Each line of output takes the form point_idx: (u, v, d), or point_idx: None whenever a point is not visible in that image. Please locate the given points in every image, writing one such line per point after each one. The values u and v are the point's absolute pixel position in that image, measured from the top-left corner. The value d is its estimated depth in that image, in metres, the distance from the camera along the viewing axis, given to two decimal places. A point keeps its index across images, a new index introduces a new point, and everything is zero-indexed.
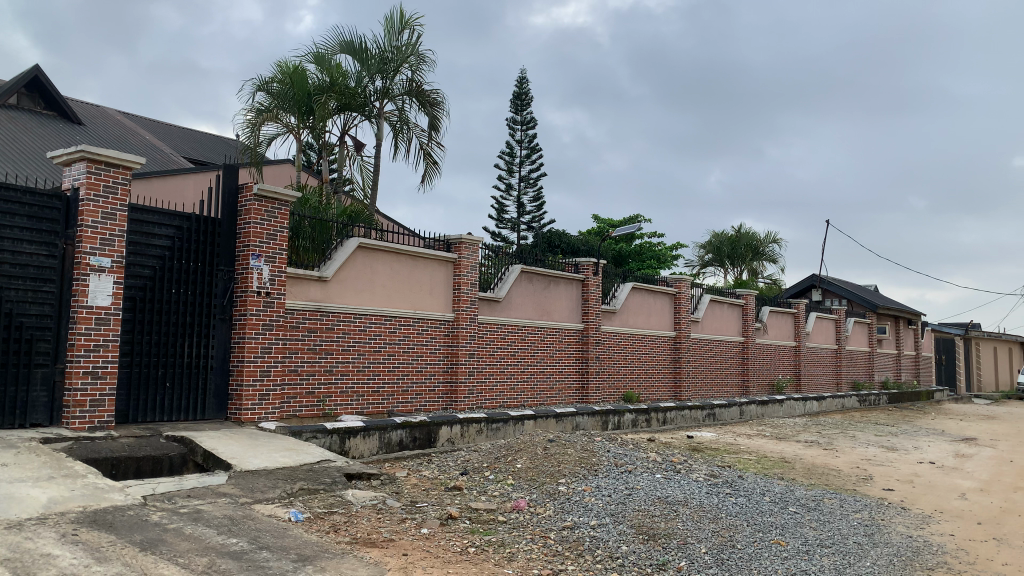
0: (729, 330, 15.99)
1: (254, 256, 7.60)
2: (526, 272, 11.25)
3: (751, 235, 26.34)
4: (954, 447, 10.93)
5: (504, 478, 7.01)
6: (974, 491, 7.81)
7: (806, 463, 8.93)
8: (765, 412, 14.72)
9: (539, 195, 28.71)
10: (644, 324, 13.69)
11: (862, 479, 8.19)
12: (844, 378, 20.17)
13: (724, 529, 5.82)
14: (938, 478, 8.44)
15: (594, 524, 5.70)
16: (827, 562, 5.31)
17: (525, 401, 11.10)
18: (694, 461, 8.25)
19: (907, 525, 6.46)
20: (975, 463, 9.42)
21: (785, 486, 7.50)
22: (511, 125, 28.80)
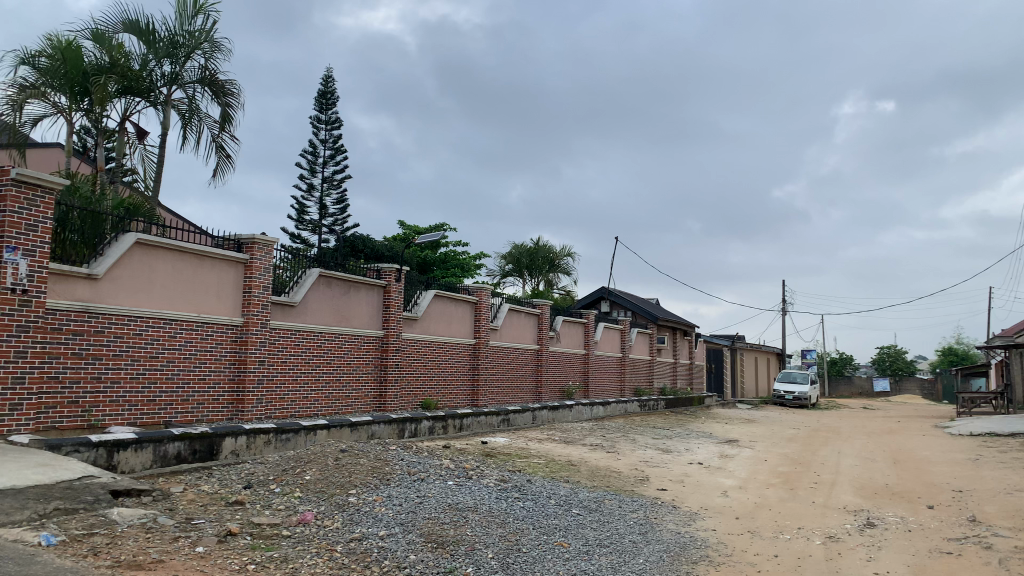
0: (525, 338, 16.51)
1: (9, 248, 6.74)
2: (325, 276, 10.93)
3: (548, 248, 27.46)
4: (719, 448, 11.99)
5: (292, 490, 6.72)
6: (734, 488, 8.60)
7: (591, 466, 9.40)
8: (555, 417, 15.31)
9: (342, 198, 28.08)
10: (444, 331, 13.77)
11: (640, 480, 8.75)
12: (627, 384, 21.49)
13: (510, 533, 5.96)
14: (704, 477, 9.20)
15: (383, 535, 5.62)
16: (604, 560, 5.61)
17: (318, 410, 10.75)
18: (486, 467, 8.39)
19: (676, 522, 6.97)
20: (736, 463, 10.39)
21: (570, 489, 7.84)
22: (315, 124, 27.98)
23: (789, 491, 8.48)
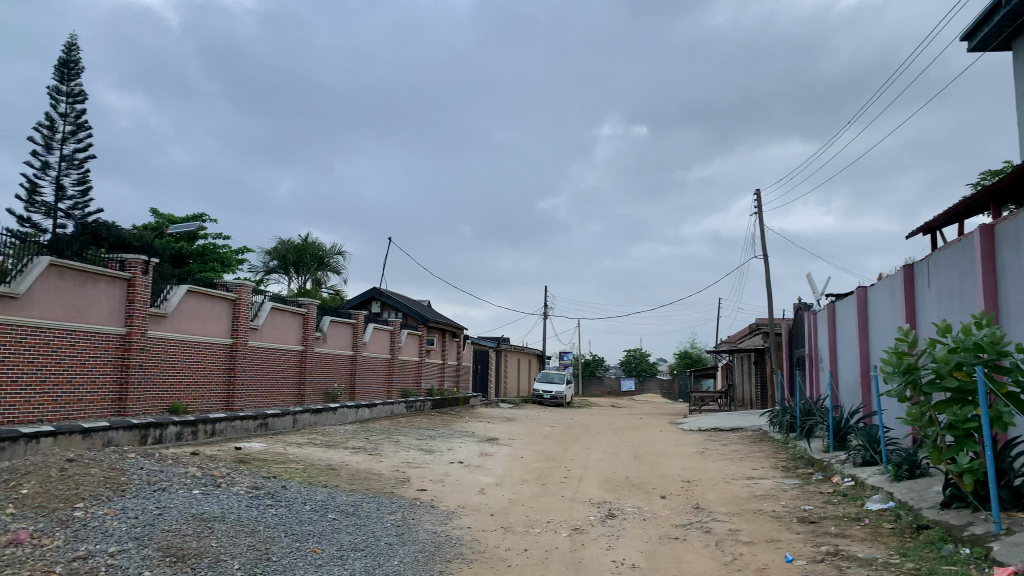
0: (289, 338, 15.92)
1: None
2: (56, 266, 9.77)
3: (317, 246, 26.74)
4: (479, 447, 12.33)
5: (3, 507, 5.91)
6: (491, 486, 8.89)
7: (351, 469, 9.24)
8: (318, 420, 14.89)
9: (84, 179, 25.31)
10: (198, 329, 12.89)
11: (400, 481, 8.75)
12: (394, 386, 21.47)
13: (260, 542, 5.69)
14: (463, 476, 9.41)
15: (113, 552, 5.11)
16: (358, 565, 5.53)
17: (43, 415, 9.58)
18: (238, 474, 7.95)
19: (433, 522, 7.05)
20: (494, 461, 10.74)
21: (327, 493, 7.65)
22: (52, 95, 24.97)
23: (541, 487, 8.91)
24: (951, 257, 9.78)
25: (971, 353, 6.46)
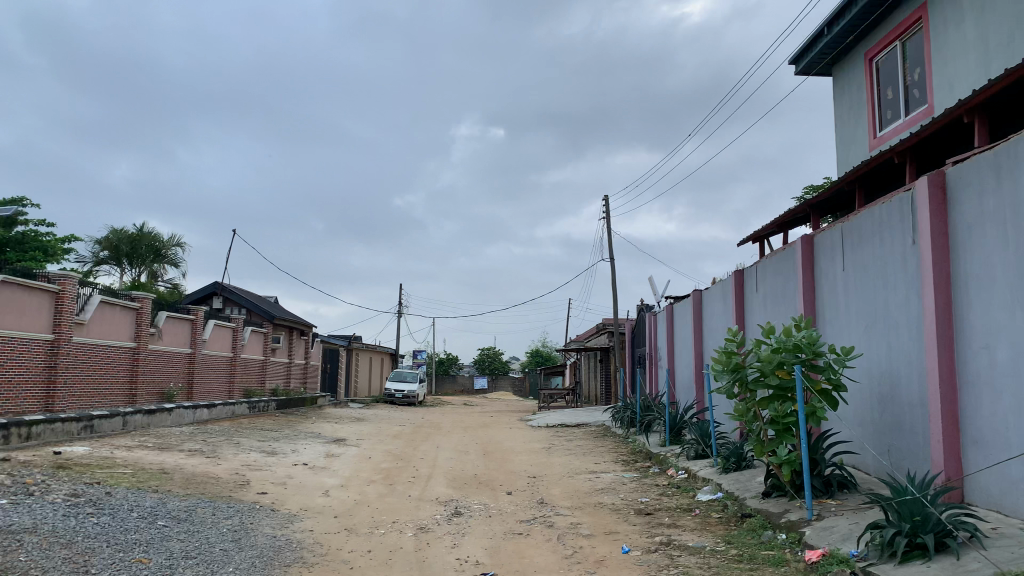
0: (119, 334, 14.88)
1: None
2: None
3: (154, 236, 25.17)
4: (325, 448, 12.02)
5: None
6: (336, 487, 8.68)
7: (185, 473, 8.74)
8: (150, 422, 14.00)
9: None
10: (12, 324, 11.77)
11: (239, 485, 8.37)
12: (237, 385, 20.55)
13: (78, 555, 5.26)
14: (307, 478, 9.13)
15: None
16: (189, 574, 5.22)
17: None
18: (55, 481, 7.32)
19: (273, 526, 6.79)
20: (340, 462, 10.50)
21: (157, 499, 7.19)
22: None
23: (387, 487, 8.80)
24: (775, 264, 10.56)
25: (790, 352, 6.96)
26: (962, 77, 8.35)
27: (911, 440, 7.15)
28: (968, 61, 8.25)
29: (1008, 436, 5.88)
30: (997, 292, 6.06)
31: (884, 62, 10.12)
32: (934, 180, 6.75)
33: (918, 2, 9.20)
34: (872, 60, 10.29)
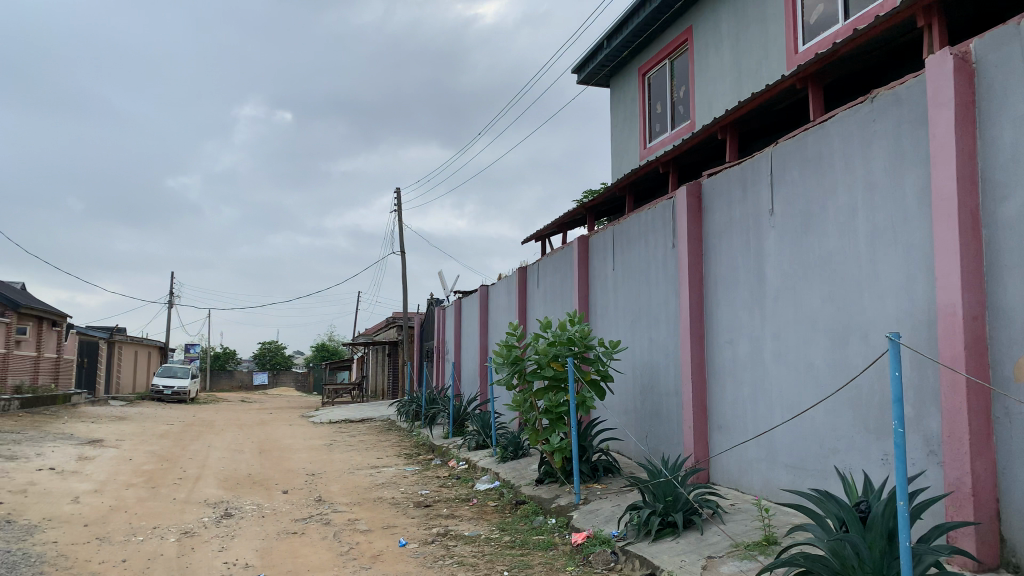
0: None
1: None
2: None
3: None
4: (77, 450, 10.91)
5: None
6: (88, 493, 7.91)
7: None
8: None
9: None
10: None
11: None
12: None
13: None
14: (54, 484, 8.23)
15: None
16: None
17: None
18: None
19: (7, 540, 6.04)
20: (95, 465, 9.58)
21: None
22: None
23: (149, 490, 8.16)
24: (554, 261, 11.08)
25: (564, 345, 7.35)
26: (719, 97, 9.24)
27: (667, 426, 7.81)
28: (724, 84, 9.15)
29: (745, 421, 6.61)
30: (740, 293, 6.77)
31: (655, 78, 10.96)
32: (691, 190, 7.40)
33: (685, 25, 10.03)
34: (644, 75, 11.10)
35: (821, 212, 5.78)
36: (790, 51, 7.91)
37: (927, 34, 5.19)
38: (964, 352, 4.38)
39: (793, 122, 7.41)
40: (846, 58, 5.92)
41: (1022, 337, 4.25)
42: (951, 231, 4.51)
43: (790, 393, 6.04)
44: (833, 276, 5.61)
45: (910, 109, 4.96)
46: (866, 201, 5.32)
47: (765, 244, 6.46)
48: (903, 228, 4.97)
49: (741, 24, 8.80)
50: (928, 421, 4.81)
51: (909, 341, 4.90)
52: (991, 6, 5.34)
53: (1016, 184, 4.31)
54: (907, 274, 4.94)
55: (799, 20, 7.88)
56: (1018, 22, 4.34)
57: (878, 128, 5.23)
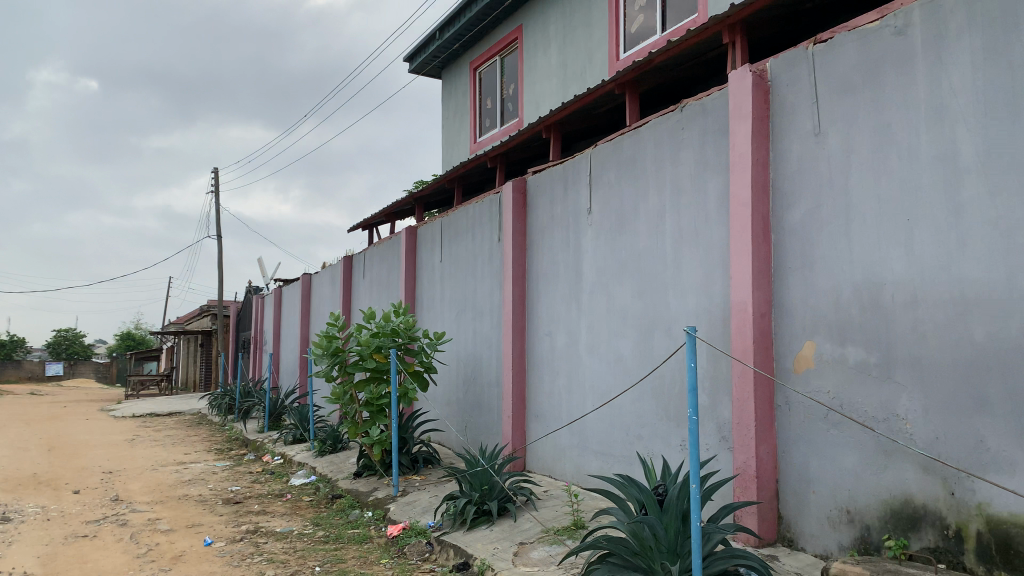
0: None
1: None
2: None
3: None
4: None
5: None
6: None
7: None
8: None
9: None
10: None
11: None
12: None
13: None
14: None
15: None
16: None
17: None
18: None
19: None
20: None
21: None
22: None
23: None
24: (381, 252, 10.94)
25: (388, 336, 7.26)
26: (546, 97, 9.48)
27: (486, 416, 7.94)
28: (551, 84, 9.42)
29: (560, 410, 6.85)
30: (559, 287, 7.00)
31: (486, 73, 11.08)
32: (517, 186, 7.54)
33: (515, 23, 10.20)
34: (475, 69, 11.20)
35: (634, 212, 6.07)
36: (613, 57, 8.25)
37: (732, 51, 5.57)
38: (753, 346, 4.77)
39: (613, 124, 7.74)
40: (662, 68, 6.25)
41: (801, 333, 4.70)
42: (745, 234, 4.88)
43: (601, 384, 6.32)
44: (643, 273, 5.93)
45: (714, 119, 5.31)
46: (674, 204, 5.66)
47: (583, 241, 6.71)
48: (704, 231, 5.34)
49: (568, 27, 9.07)
50: (721, 409, 5.20)
51: (707, 335, 5.27)
52: (786, 30, 5.83)
53: (801, 194, 4.75)
54: (707, 273, 5.30)
55: (621, 28, 8.24)
56: (807, 46, 4.76)
57: (686, 136, 5.57)
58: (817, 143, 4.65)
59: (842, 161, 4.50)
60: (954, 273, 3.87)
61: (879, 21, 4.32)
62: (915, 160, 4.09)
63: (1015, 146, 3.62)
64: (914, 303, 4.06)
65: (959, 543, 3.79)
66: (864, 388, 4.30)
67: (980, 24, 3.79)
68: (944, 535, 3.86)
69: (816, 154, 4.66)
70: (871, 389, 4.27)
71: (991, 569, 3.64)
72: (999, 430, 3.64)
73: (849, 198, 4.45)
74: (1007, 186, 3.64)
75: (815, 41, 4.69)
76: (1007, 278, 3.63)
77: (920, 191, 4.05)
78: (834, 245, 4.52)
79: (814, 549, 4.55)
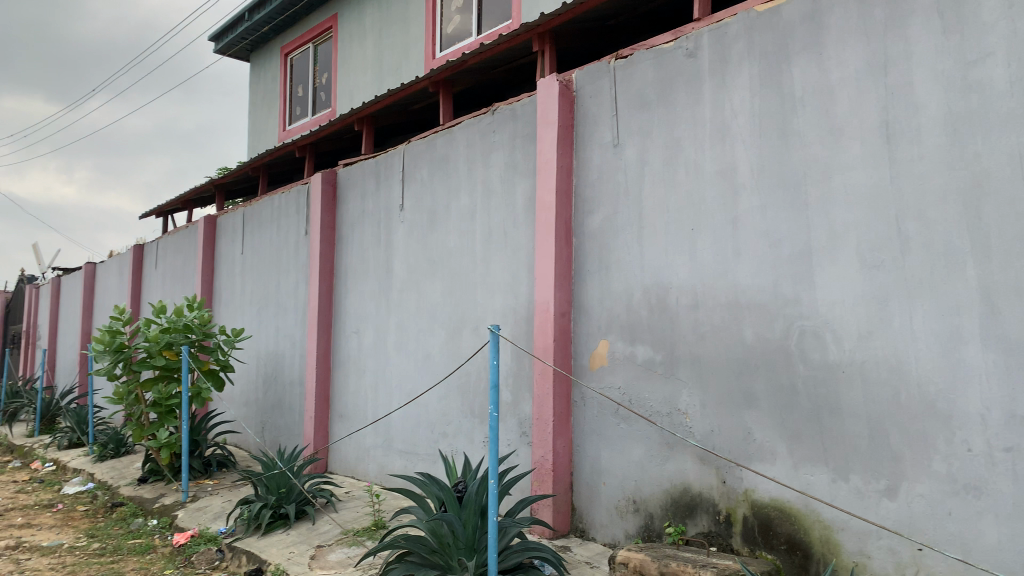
0: None
1: None
2: None
3: None
4: None
5: None
6: None
7: None
8: None
9: None
10: None
11: None
12: None
13: None
14: None
15: None
16: None
17: None
18: None
19: None
20: None
21: None
22: None
23: None
24: (177, 241, 10.25)
25: (181, 332, 6.81)
26: (361, 90, 9.31)
27: (288, 416, 7.66)
28: (366, 77, 9.26)
29: (365, 409, 6.75)
30: (368, 284, 6.89)
31: (298, 60, 10.71)
32: (326, 178, 7.33)
33: (330, 12, 9.92)
34: (287, 55, 10.79)
35: (445, 211, 6.10)
36: (428, 55, 8.24)
37: (541, 59, 5.73)
38: (553, 344, 4.93)
39: (427, 121, 7.73)
40: (475, 69, 6.32)
41: (597, 333, 4.93)
42: (548, 237, 5.04)
43: (407, 382, 6.30)
44: (451, 272, 5.97)
45: (523, 124, 5.45)
46: (483, 204, 5.74)
47: (393, 238, 6.65)
48: (511, 232, 5.46)
49: (385, 21, 8.96)
50: (522, 406, 5.35)
51: (510, 334, 5.40)
52: (592, 43, 6.10)
53: (601, 201, 4.98)
54: (513, 273, 5.43)
55: (438, 27, 8.25)
56: (609, 60, 4.99)
57: (496, 138, 5.67)
58: (616, 153, 4.90)
59: (637, 171, 4.77)
60: (730, 280, 4.21)
61: (673, 42, 4.61)
62: (700, 175, 4.41)
63: (783, 167, 4.00)
64: (696, 306, 4.38)
65: (728, 526, 4.14)
66: (651, 385, 4.59)
67: (758, 53, 4.16)
68: (716, 520, 4.20)
69: (616, 164, 4.91)
70: (657, 385, 4.56)
71: (754, 549, 4.00)
72: (763, 423, 4.01)
73: (643, 206, 4.72)
74: (776, 202, 4.02)
75: (616, 56, 4.93)
76: (773, 285, 4.00)
77: (704, 204, 4.38)
78: (629, 250, 4.78)
79: (603, 538, 4.79)
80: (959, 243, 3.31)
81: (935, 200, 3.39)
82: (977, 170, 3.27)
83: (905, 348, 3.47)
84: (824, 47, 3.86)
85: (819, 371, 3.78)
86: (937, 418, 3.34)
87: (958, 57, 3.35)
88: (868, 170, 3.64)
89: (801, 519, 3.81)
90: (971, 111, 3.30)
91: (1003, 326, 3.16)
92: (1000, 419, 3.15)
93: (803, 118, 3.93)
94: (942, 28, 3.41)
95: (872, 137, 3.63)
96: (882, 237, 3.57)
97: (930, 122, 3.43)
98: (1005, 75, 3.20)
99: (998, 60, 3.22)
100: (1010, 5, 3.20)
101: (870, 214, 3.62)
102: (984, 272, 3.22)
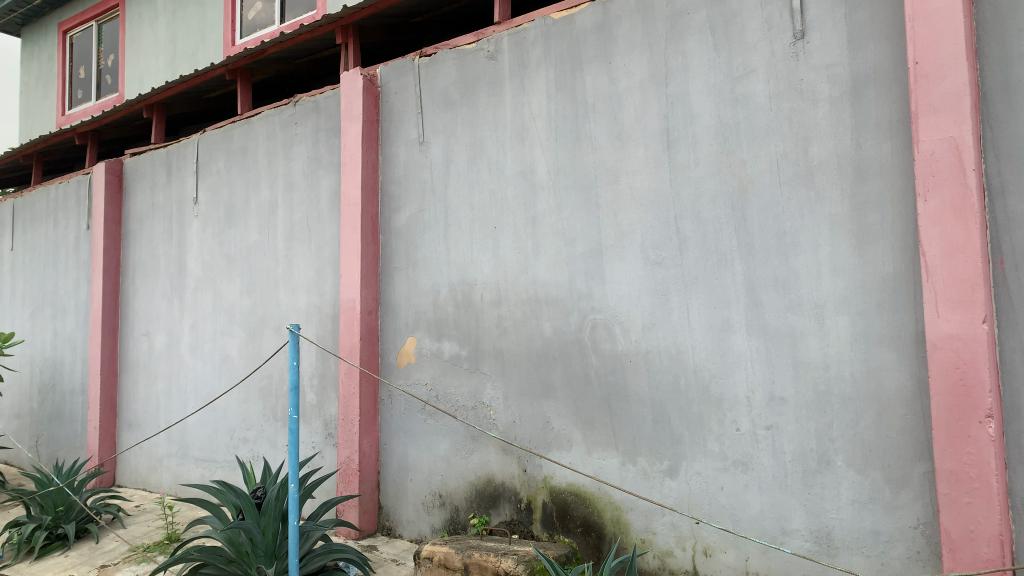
0: None
1: None
2: None
3: None
4: None
5: None
6: None
7: None
8: None
9: None
10: None
11: None
12: None
13: None
14: None
15: None
16: None
17: None
18: None
19: None
20: None
21: None
22: None
23: None
24: None
25: None
26: (152, 75, 8.68)
27: (68, 428, 7.03)
28: (158, 60, 8.64)
29: (157, 416, 6.34)
30: (159, 282, 6.46)
31: (78, 39, 9.80)
32: (110, 168, 6.77)
33: None
34: (65, 33, 9.84)
35: (244, 206, 5.84)
36: (227, 42, 7.84)
37: (344, 52, 5.61)
38: (358, 343, 4.87)
39: (224, 111, 7.35)
40: (276, 58, 6.09)
41: (405, 329, 4.94)
42: (354, 233, 4.97)
43: (203, 386, 5.98)
44: (251, 268, 5.74)
45: (326, 117, 5.33)
46: (285, 199, 5.56)
47: (187, 233, 6.27)
48: (316, 227, 5.33)
49: (180, 3, 8.41)
50: (327, 407, 5.25)
51: (315, 333, 5.27)
52: (398, 40, 6.07)
53: (407, 198, 4.99)
54: (317, 271, 5.31)
55: (237, 13, 7.86)
56: (414, 58, 4.99)
57: (299, 130, 5.51)
58: (421, 150, 4.92)
59: (442, 170, 4.82)
60: (529, 276, 4.37)
61: (475, 43, 4.69)
62: (502, 174, 4.53)
63: (577, 168, 4.20)
64: (498, 302, 4.51)
65: (529, 514, 4.30)
66: (456, 380, 4.67)
67: (554, 59, 4.33)
68: (517, 508, 4.35)
69: (421, 161, 4.93)
70: (462, 380, 4.64)
71: (552, 533, 4.19)
72: (560, 412, 4.20)
73: (447, 204, 4.78)
74: (571, 202, 4.21)
75: (420, 54, 4.94)
76: (569, 281, 4.20)
77: (506, 203, 4.50)
78: (433, 247, 4.82)
79: (410, 534, 4.81)
80: (727, 242, 3.64)
81: (708, 202, 3.71)
82: (742, 177, 3.60)
83: (683, 338, 3.76)
84: (613, 56, 4.09)
85: (610, 361, 4.02)
86: (709, 401, 3.66)
87: (727, 72, 3.68)
88: (651, 174, 3.91)
89: (595, 501, 4.03)
90: (738, 123, 3.63)
91: (763, 317, 3.52)
92: (762, 400, 3.50)
93: (594, 122, 4.15)
94: (714, 45, 3.72)
95: (655, 143, 3.90)
96: (663, 236, 3.85)
97: (704, 131, 3.74)
98: (765, 91, 3.55)
99: (759, 77, 3.58)
100: (769, 28, 3.55)
101: (652, 214, 3.89)
102: (749, 268, 3.57)
